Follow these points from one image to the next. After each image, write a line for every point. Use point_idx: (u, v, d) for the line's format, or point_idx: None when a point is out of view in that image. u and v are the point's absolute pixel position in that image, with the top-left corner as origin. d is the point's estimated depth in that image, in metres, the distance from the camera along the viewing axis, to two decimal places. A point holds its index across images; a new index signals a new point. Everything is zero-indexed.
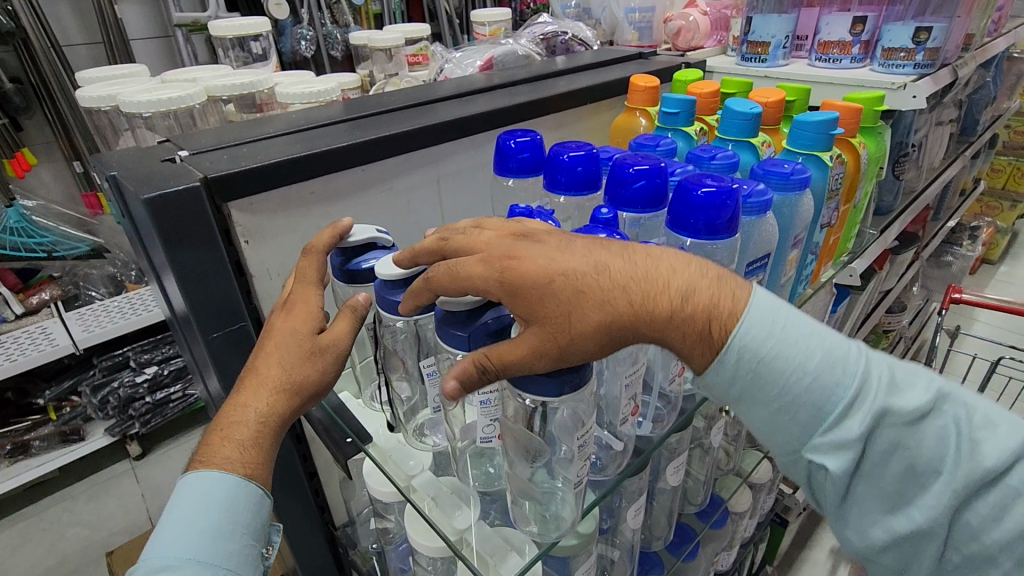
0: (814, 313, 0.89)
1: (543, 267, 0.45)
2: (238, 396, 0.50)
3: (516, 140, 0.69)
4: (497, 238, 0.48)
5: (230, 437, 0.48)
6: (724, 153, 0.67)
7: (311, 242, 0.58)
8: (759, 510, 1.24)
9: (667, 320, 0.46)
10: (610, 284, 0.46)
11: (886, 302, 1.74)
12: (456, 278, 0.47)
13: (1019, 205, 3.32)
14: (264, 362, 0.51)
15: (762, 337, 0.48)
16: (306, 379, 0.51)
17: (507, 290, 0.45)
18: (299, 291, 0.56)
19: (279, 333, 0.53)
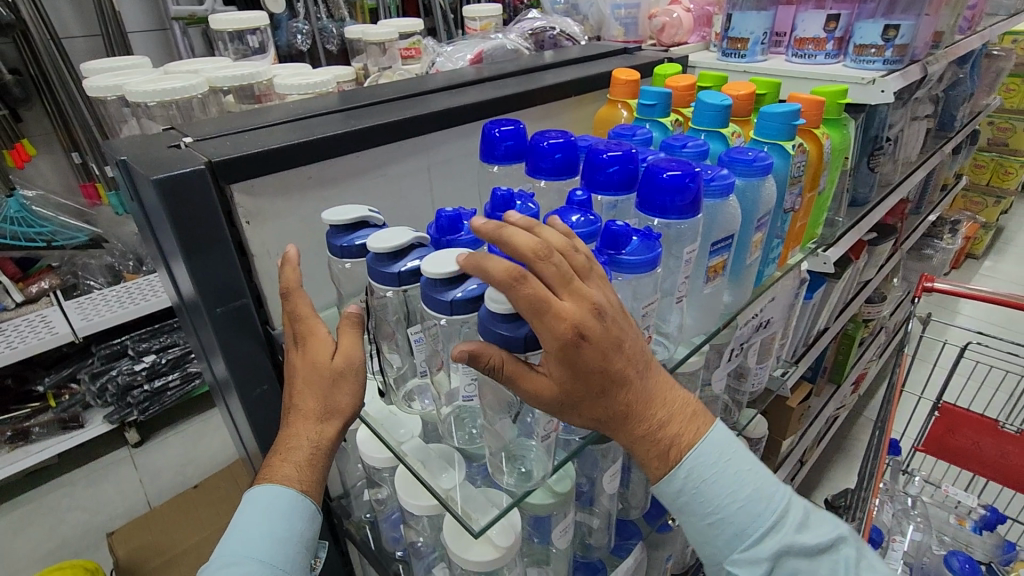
0: (784, 296, 0.94)
1: (598, 365, 0.46)
2: (290, 426, 0.60)
3: (501, 129, 0.73)
4: (582, 292, 0.45)
5: (288, 459, 0.59)
6: (695, 142, 0.72)
7: (285, 284, 0.62)
8: None
9: (641, 439, 0.53)
10: (625, 399, 0.50)
11: (865, 293, 1.80)
12: (536, 315, 0.44)
13: (1003, 200, 3.37)
14: (301, 395, 0.60)
15: (712, 467, 0.54)
16: (337, 401, 0.60)
17: (560, 356, 0.45)
18: (304, 325, 0.62)
19: (305, 369, 0.61)
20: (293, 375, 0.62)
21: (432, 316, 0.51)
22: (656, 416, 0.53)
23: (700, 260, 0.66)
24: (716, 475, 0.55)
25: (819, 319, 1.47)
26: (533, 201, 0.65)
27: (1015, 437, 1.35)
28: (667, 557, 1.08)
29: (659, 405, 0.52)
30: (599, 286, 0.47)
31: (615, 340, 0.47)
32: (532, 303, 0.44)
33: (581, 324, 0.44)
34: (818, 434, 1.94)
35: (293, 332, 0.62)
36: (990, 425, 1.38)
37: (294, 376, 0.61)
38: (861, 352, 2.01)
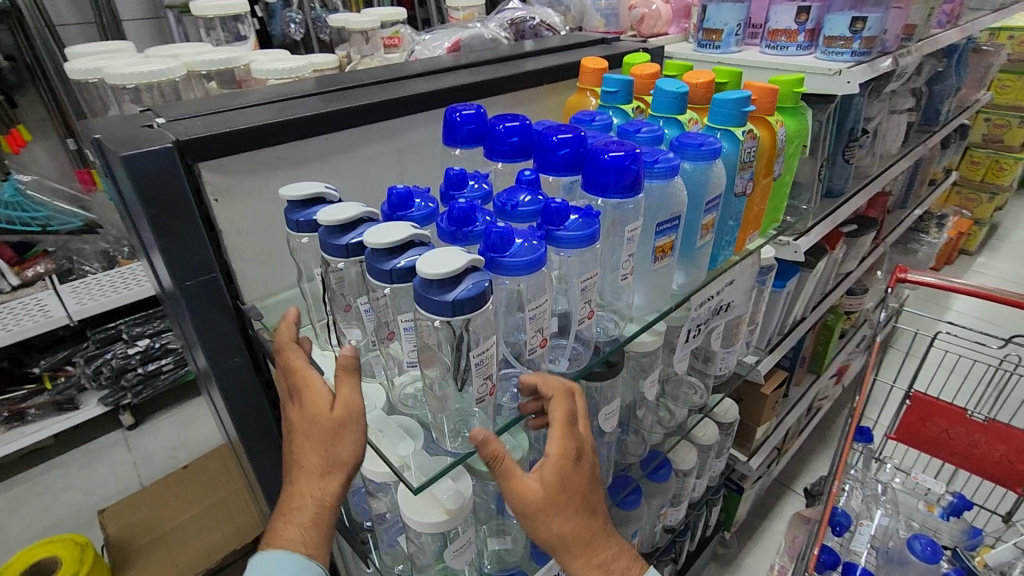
0: (744, 280, 0.97)
1: (585, 483, 0.59)
2: (295, 484, 0.61)
3: (462, 112, 0.75)
4: (585, 431, 0.61)
5: (294, 518, 0.61)
6: (648, 127, 0.74)
7: (277, 339, 0.68)
8: (707, 472, 1.34)
9: (592, 562, 0.61)
10: (592, 524, 0.60)
11: (846, 284, 1.82)
12: (559, 426, 0.58)
13: (998, 196, 3.36)
14: (303, 451, 0.61)
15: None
16: (338, 454, 0.60)
17: (563, 466, 0.57)
18: (300, 379, 0.64)
19: (303, 423, 0.61)
20: (293, 430, 0.63)
21: (377, 286, 0.54)
22: (604, 551, 0.62)
23: (647, 239, 0.70)
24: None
25: (794, 310, 1.49)
26: (487, 182, 0.68)
27: (983, 426, 1.37)
28: (632, 534, 1.11)
29: (608, 546, 0.62)
30: (592, 433, 0.63)
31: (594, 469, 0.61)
32: (563, 419, 0.58)
33: (581, 447, 0.59)
34: (798, 423, 1.97)
35: (290, 388, 0.65)
36: (959, 414, 1.40)
37: (295, 435, 0.62)
38: (843, 344, 2.04)
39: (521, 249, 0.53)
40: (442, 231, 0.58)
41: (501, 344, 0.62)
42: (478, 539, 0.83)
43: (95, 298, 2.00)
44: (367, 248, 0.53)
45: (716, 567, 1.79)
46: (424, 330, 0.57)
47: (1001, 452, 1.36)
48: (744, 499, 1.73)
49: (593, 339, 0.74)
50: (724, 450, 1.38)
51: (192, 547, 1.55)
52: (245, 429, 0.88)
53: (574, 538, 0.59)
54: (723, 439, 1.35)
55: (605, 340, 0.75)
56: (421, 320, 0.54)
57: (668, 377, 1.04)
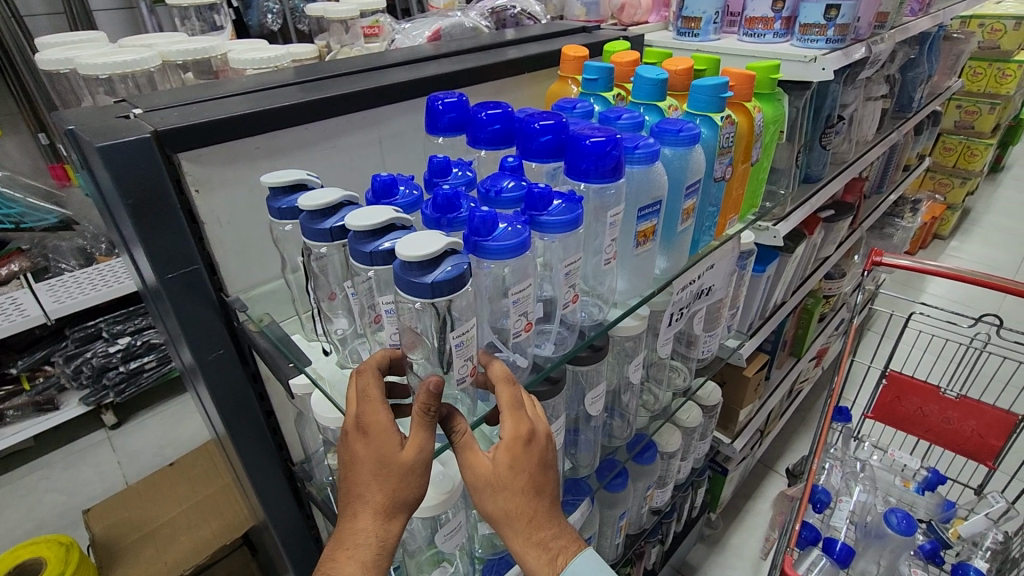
0: (724, 264, 0.99)
1: (534, 464, 0.59)
2: (353, 519, 0.55)
3: (444, 101, 0.76)
4: (538, 416, 0.61)
5: (355, 556, 0.54)
6: (629, 113, 0.75)
7: (362, 364, 0.59)
8: (692, 453, 1.37)
9: (533, 541, 0.58)
10: (536, 506, 0.59)
11: (824, 268, 1.86)
12: (506, 410, 0.58)
13: (970, 181, 3.44)
14: (366, 486, 0.55)
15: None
16: (405, 495, 0.55)
17: (513, 445, 0.58)
18: (368, 410, 0.56)
19: (371, 461, 0.55)
20: (354, 464, 0.56)
21: (360, 269, 0.55)
22: (548, 533, 0.59)
23: (629, 225, 0.71)
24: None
25: (774, 294, 1.53)
26: (470, 169, 0.69)
27: (955, 403, 1.42)
28: (619, 515, 1.14)
29: (554, 534, 0.60)
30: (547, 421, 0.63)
31: (546, 455, 0.60)
32: (508, 401, 0.58)
33: (533, 431, 0.59)
34: (779, 406, 2.01)
35: (358, 417, 0.57)
36: (932, 392, 1.45)
37: (356, 467, 0.56)
38: (822, 327, 2.08)
39: (504, 234, 0.53)
40: (427, 217, 0.58)
41: (485, 329, 0.62)
42: (469, 524, 0.84)
43: (74, 296, 1.96)
44: (350, 230, 0.54)
45: (702, 547, 1.83)
46: (407, 315, 0.58)
47: (971, 428, 1.41)
48: (729, 480, 1.77)
49: (578, 324, 0.75)
50: (708, 432, 1.40)
51: (181, 544, 1.54)
52: (234, 423, 0.87)
53: (519, 516, 0.58)
54: (707, 421, 1.38)
55: (589, 325, 0.76)
56: (403, 304, 0.54)
57: (652, 361, 1.06)
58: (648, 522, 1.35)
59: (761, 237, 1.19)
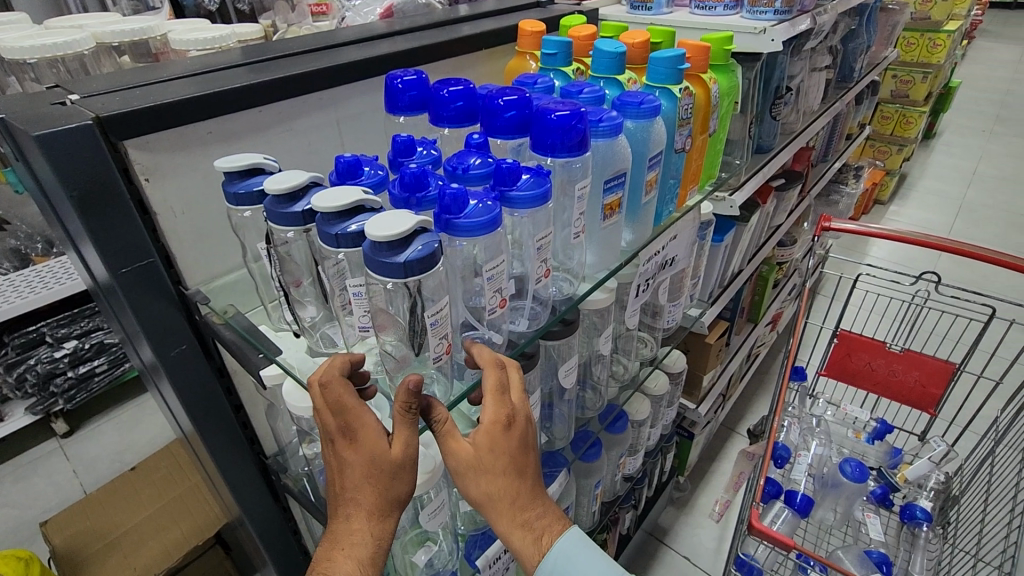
0: (686, 235, 1.01)
1: (515, 446, 0.60)
2: (347, 521, 0.56)
3: (403, 79, 0.74)
4: (517, 399, 0.62)
5: (351, 558, 0.55)
6: (590, 87, 0.75)
7: (319, 377, 0.55)
8: (660, 420, 1.42)
9: (519, 521, 0.62)
10: (518, 487, 0.62)
11: (777, 236, 1.93)
12: (490, 393, 0.60)
13: (906, 147, 3.62)
14: (357, 490, 0.55)
15: (566, 559, 0.65)
16: (397, 493, 0.56)
17: (494, 430, 0.60)
18: (355, 416, 0.54)
19: (362, 465, 0.55)
20: (345, 468, 0.55)
21: (328, 252, 0.54)
22: (531, 512, 0.64)
23: (596, 197, 0.72)
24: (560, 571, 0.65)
25: (731, 263, 1.58)
26: (434, 148, 0.68)
27: (900, 355, 1.50)
28: (595, 484, 1.17)
29: (535, 510, 0.64)
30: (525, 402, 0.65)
31: (527, 437, 0.62)
32: (494, 386, 0.59)
33: (513, 413, 0.61)
34: (739, 370, 2.10)
35: (341, 423, 0.55)
36: (878, 347, 1.53)
37: (344, 472, 0.55)
38: (777, 294, 2.17)
39: (475, 210, 0.53)
40: (395, 197, 0.57)
41: (459, 307, 0.62)
42: (451, 502, 0.85)
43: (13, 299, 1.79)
44: (316, 213, 0.52)
45: (672, 510, 1.91)
46: (380, 296, 0.57)
47: (914, 378, 1.51)
48: (695, 444, 1.85)
49: (550, 300, 0.76)
50: (674, 399, 1.45)
51: (150, 548, 1.50)
52: (201, 419, 0.85)
53: (504, 499, 0.61)
54: (673, 388, 1.43)
55: (559, 300, 0.77)
56: (375, 285, 0.54)
57: (620, 333, 1.08)
58: (621, 489, 1.40)
59: (719, 207, 1.22)
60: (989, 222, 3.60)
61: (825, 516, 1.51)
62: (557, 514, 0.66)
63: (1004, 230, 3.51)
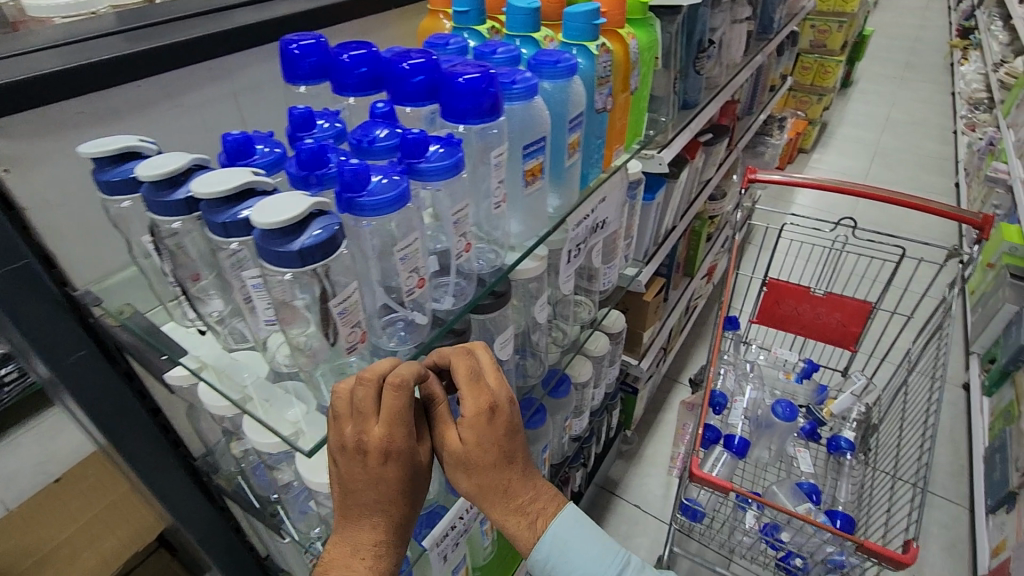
0: (615, 196, 1.00)
1: (501, 435, 0.63)
2: (367, 529, 0.60)
3: (300, 44, 0.68)
4: (500, 388, 0.64)
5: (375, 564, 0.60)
6: (505, 47, 0.71)
7: (365, 371, 0.57)
8: (603, 379, 1.44)
9: (511, 506, 0.66)
10: (511, 474, 0.65)
11: (707, 190, 1.98)
12: (465, 385, 0.63)
13: (825, 97, 3.76)
14: (387, 502, 0.60)
15: (560, 536, 0.69)
16: (413, 495, 0.62)
17: (483, 423, 0.62)
18: (393, 432, 0.57)
19: (397, 479, 0.59)
20: (375, 484, 0.58)
21: (219, 243, 0.49)
22: (525, 496, 0.67)
23: (516, 164, 0.69)
24: (557, 550, 0.69)
25: (663, 219, 1.61)
26: (338, 120, 0.63)
27: (824, 299, 1.58)
28: (541, 449, 1.19)
29: (529, 495, 0.68)
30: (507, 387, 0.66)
31: (516, 425, 0.64)
32: (466, 380, 0.62)
33: (496, 402, 0.63)
34: (678, 323, 2.16)
35: (379, 445, 0.57)
36: (804, 292, 1.60)
37: (375, 484, 0.58)
38: (710, 247, 2.24)
39: (379, 186, 0.49)
40: (293, 176, 0.53)
41: (375, 289, 0.58)
42: None
43: None
44: (200, 200, 0.47)
45: (622, 462, 1.98)
46: (283, 287, 0.53)
47: (837, 321, 1.60)
48: (640, 398, 1.91)
49: (477, 273, 0.73)
50: (616, 358, 1.48)
51: (84, 560, 1.42)
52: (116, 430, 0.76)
53: (497, 488, 0.65)
54: (614, 348, 1.45)
55: (486, 272, 0.75)
56: (274, 275, 0.49)
57: (556, 299, 1.08)
58: (570, 448, 1.43)
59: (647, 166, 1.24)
60: (900, 165, 3.83)
61: (761, 454, 1.60)
62: (548, 494, 0.70)
63: (914, 173, 3.75)
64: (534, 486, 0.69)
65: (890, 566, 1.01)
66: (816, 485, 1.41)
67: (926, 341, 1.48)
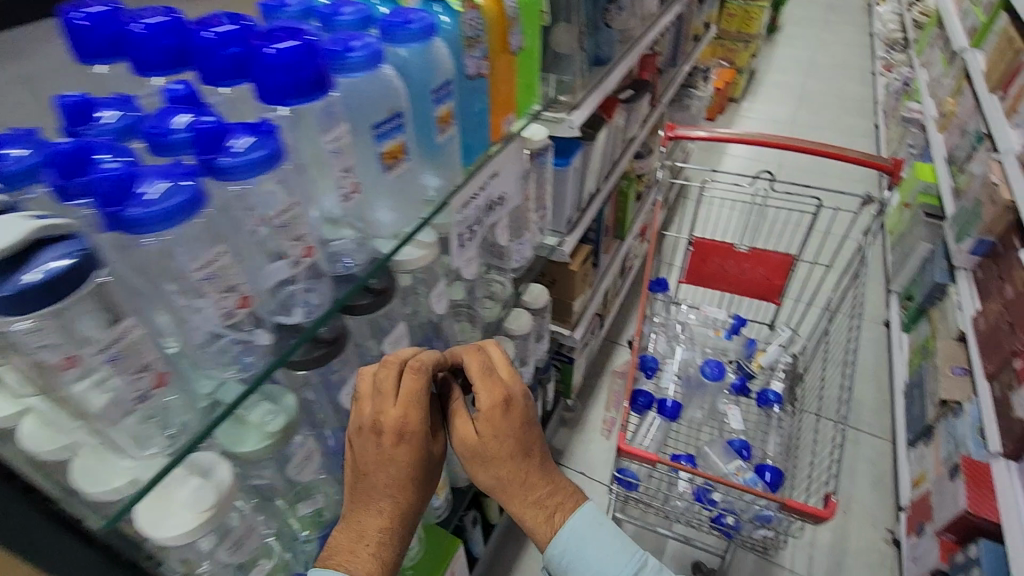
0: (513, 170, 0.92)
1: (515, 426, 0.81)
2: (377, 509, 0.69)
3: (84, 12, 0.54)
4: (514, 386, 0.85)
5: (381, 542, 0.68)
6: (349, 7, 0.60)
7: (387, 358, 0.72)
8: (530, 358, 1.39)
9: (527, 496, 0.84)
10: (525, 465, 0.84)
11: (632, 149, 1.91)
12: (482, 380, 0.83)
13: (751, 45, 3.75)
14: (398, 487, 0.69)
15: (576, 531, 0.85)
16: (425, 478, 0.73)
17: (501, 412, 0.82)
18: (407, 414, 0.69)
19: (408, 460, 0.69)
20: (390, 463, 0.69)
21: None
22: (537, 490, 0.85)
23: (370, 148, 0.59)
24: (573, 540, 0.85)
25: (584, 184, 1.54)
26: (128, 108, 0.51)
27: (747, 254, 1.57)
28: None
29: (537, 486, 0.85)
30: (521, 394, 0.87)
31: (529, 421, 0.85)
32: (484, 377, 0.83)
33: (511, 398, 0.83)
34: (614, 286, 2.14)
35: (395, 427, 0.68)
36: (729, 249, 1.58)
37: (387, 465, 0.69)
38: (640, 206, 2.20)
39: (152, 194, 0.40)
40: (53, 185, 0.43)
41: (183, 317, 0.48)
42: (277, 511, 0.76)
43: None
44: None
45: (565, 431, 1.96)
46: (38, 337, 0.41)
47: (762, 275, 1.60)
48: (577, 367, 1.88)
49: (333, 274, 0.64)
50: (542, 334, 1.43)
51: None
52: None
53: (513, 473, 0.83)
54: (539, 324, 1.39)
55: (352, 274, 0.66)
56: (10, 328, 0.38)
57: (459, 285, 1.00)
58: None
59: (558, 129, 1.18)
60: (825, 110, 3.90)
61: (695, 414, 1.61)
62: (555, 491, 0.86)
63: (838, 116, 3.82)
64: (541, 482, 0.86)
65: (813, 521, 1.03)
66: (746, 441, 1.42)
67: (845, 290, 1.50)
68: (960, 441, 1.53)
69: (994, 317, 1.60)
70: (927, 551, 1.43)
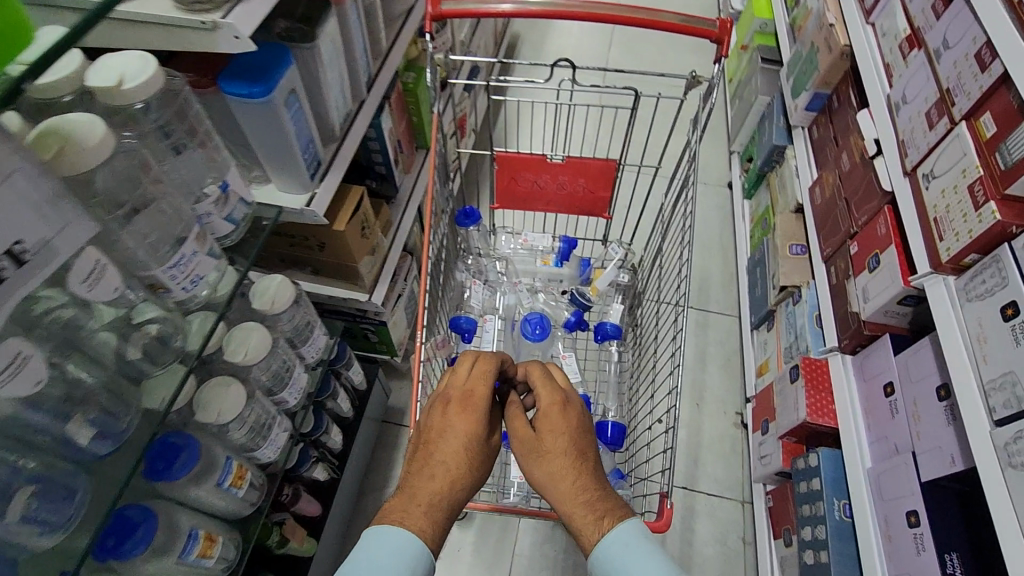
0: (33, 195, 0.47)
1: (565, 425, 1.07)
2: (436, 470, 1.00)
3: None
4: (570, 396, 1.13)
5: (431, 493, 0.97)
6: None
7: (467, 355, 1.15)
8: (294, 373, 1.02)
9: (576, 498, 1.00)
10: (577, 466, 1.04)
11: (412, 26, 1.39)
12: (541, 384, 1.14)
13: None
14: (450, 447, 1.03)
15: (620, 535, 0.95)
16: (472, 455, 1.04)
17: (555, 409, 1.10)
18: (473, 393, 1.09)
19: (462, 431, 1.05)
20: (452, 430, 1.05)
21: None
22: (585, 496, 1.01)
23: None
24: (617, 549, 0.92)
25: (320, 105, 1.06)
26: None
27: (563, 166, 1.22)
28: (183, 554, 0.78)
29: (581, 492, 1.01)
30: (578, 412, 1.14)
31: (579, 428, 1.09)
32: (542, 381, 1.14)
33: (565, 403, 1.11)
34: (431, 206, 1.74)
35: (461, 401, 1.09)
36: (541, 161, 1.22)
37: (451, 431, 1.05)
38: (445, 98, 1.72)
39: None
40: None
41: None
42: None
43: None
44: None
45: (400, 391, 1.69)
46: None
47: (585, 188, 1.27)
48: (395, 322, 1.54)
49: None
50: (305, 335, 1.05)
51: None
52: None
53: (568, 470, 1.03)
54: (294, 328, 1.01)
55: None
56: None
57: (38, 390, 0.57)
58: (277, 467, 1.05)
59: (219, 44, 0.74)
60: None
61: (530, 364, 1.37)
62: (601, 500, 1.01)
63: None
64: (588, 488, 1.02)
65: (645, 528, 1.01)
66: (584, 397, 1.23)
67: (679, 196, 1.23)
68: (799, 332, 1.44)
69: (831, 190, 1.45)
70: (771, 452, 1.40)
